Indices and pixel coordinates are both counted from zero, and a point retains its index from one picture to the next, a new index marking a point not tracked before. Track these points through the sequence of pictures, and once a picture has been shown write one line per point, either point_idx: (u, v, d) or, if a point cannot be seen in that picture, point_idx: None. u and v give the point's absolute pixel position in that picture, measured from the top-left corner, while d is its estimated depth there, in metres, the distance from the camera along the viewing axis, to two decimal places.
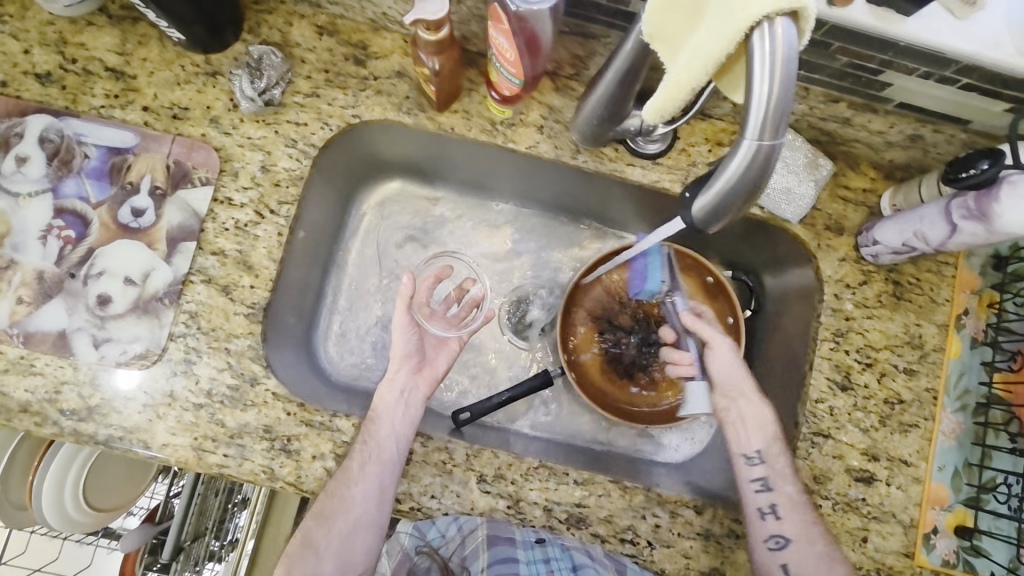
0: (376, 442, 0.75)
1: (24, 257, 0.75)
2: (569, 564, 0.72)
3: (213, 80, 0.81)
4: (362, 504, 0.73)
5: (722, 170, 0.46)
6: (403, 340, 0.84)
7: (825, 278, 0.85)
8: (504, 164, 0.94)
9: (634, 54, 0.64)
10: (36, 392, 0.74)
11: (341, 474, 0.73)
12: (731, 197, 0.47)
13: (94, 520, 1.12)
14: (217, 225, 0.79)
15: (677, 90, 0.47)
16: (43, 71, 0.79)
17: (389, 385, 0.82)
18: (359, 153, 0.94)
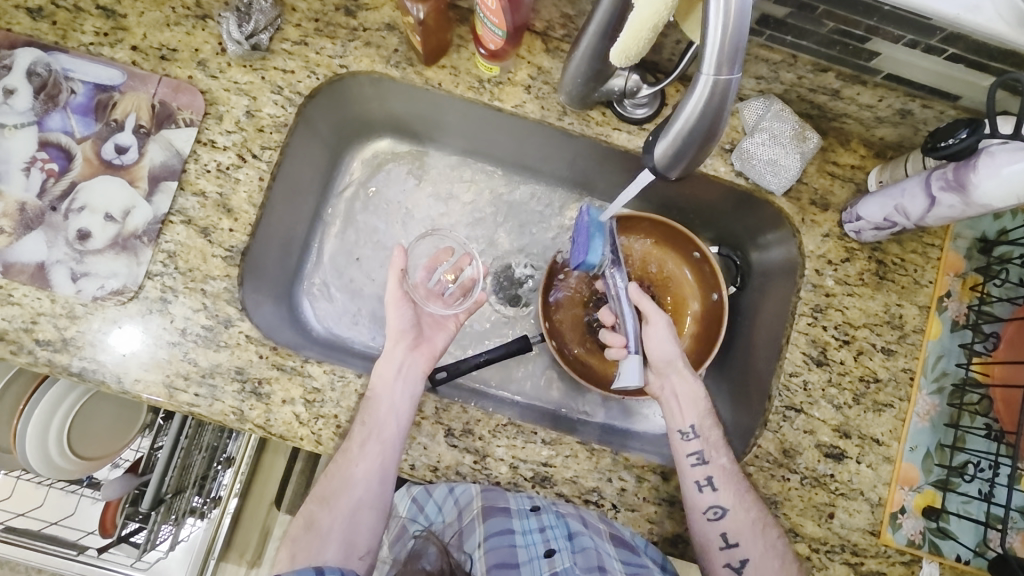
0: (374, 421, 0.74)
1: (7, 187, 0.76)
2: (564, 532, 0.75)
3: (202, 23, 0.81)
4: (364, 484, 0.74)
5: (681, 112, 0.50)
6: (398, 314, 0.86)
7: (807, 253, 0.84)
8: (494, 129, 0.94)
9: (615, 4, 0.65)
10: (13, 321, 0.74)
11: (342, 454, 0.75)
12: (688, 138, 0.51)
13: (78, 465, 1.16)
14: (199, 166, 0.79)
15: (643, 28, 0.50)
16: (35, 6, 0.80)
17: (386, 360, 0.81)
18: (351, 109, 0.94)
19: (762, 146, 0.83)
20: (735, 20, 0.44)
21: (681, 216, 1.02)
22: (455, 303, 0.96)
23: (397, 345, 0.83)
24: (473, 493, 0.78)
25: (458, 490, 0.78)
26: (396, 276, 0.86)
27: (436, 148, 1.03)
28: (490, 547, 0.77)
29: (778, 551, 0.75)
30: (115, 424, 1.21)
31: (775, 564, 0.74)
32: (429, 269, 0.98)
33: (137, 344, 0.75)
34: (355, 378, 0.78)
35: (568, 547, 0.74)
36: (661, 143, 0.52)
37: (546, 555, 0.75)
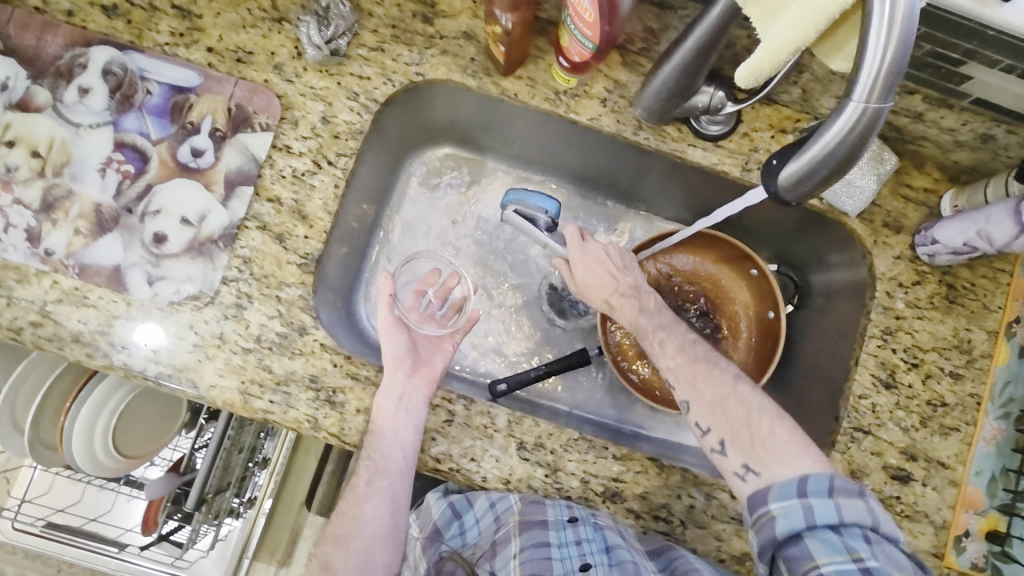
0: (380, 455, 0.74)
1: (82, 188, 0.75)
2: (602, 545, 0.75)
3: (278, 27, 0.80)
4: (375, 520, 0.78)
5: (821, 134, 0.50)
6: (392, 341, 0.81)
7: (878, 275, 0.84)
8: (557, 140, 0.94)
9: (721, 19, 0.64)
10: (88, 323, 0.74)
11: (351, 493, 0.78)
12: (828, 162, 0.51)
13: (121, 462, 1.14)
14: (274, 171, 0.78)
15: (782, 47, 0.49)
16: (110, 4, 0.79)
17: (386, 391, 0.74)
18: (417, 117, 0.94)
19: None
20: (898, 44, 0.44)
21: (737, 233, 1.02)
22: (449, 323, 0.94)
23: (396, 373, 0.76)
24: (515, 505, 0.81)
25: (497, 500, 0.84)
26: (386, 303, 0.83)
27: (490, 154, 1.03)
28: (525, 559, 0.79)
29: (749, 422, 0.69)
30: (156, 424, 1.19)
31: (768, 434, 0.68)
32: (419, 293, 0.94)
33: (159, 337, 0.74)
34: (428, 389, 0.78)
35: (605, 561, 0.75)
36: (794, 164, 0.53)
37: (583, 569, 0.76)
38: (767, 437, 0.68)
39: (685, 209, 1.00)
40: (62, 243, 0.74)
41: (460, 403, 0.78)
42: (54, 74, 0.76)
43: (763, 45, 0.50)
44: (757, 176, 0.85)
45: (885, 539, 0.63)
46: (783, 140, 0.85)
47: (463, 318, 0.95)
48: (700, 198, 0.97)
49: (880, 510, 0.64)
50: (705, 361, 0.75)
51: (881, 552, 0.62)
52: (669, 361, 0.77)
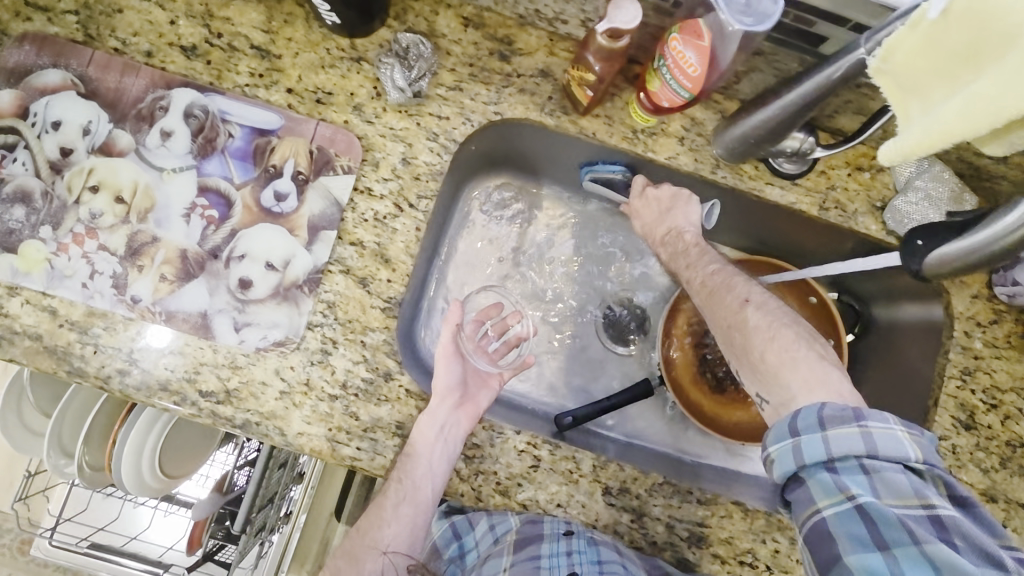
0: (411, 482, 0.74)
1: (166, 233, 0.75)
2: (594, 559, 0.74)
3: (357, 66, 0.79)
4: (394, 541, 0.78)
5: (994, 222, 0.58)
6: (446, 370, 0.81)
7: (956, 314, 0.86)
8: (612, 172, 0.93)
9: (829, 81, 0.62)
10: (175, 371, 0.74)
11: (376, 510, 0.77)
12: (986, 252, 0.58)
13: (160, 484, 1.12)
14: (356, 215, 0.78)
15: (943, 139, 0.49)
16: (189, 44, 0.78)
17: (429, 419, 0.75)
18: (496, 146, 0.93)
19: (917, 205, 0.83)
20: None
21: (790, 258, 1.01)
22: (499, 359, 0.91)
23: (442, 402, 0.76)
24: (512, 524, 0.78)
25: (495, 520, 0.79)
26: (451, 330, 0.84)
27: (552, 183, 1.02)
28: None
29: (747, 349, 0.68)
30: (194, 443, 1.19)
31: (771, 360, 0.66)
32: (479, 322, 0.92)
33: (245, 383, 0.75)
34: (513, 435, 0.80)
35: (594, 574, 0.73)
36: (952, 247, 0.61)
37: None
38: (765, 364, 0.66)
39: (744, 237, 1.01)
40: (148, 290, 0.74)
41: (546, 449, 0.80)
42: (136, 117, 0.76)
43: (917, 131, 0.51)
44: (835, 216, 0.84)
45: (883, 463, 0.58)
46: (861, 178, 0.85)
47: (518, 356, 0.94)
48: (761, 228, 0.98)
49: (878, 434, 0.58)
50: (720, 288, 0.75)
51: (877, 479, 0.57)
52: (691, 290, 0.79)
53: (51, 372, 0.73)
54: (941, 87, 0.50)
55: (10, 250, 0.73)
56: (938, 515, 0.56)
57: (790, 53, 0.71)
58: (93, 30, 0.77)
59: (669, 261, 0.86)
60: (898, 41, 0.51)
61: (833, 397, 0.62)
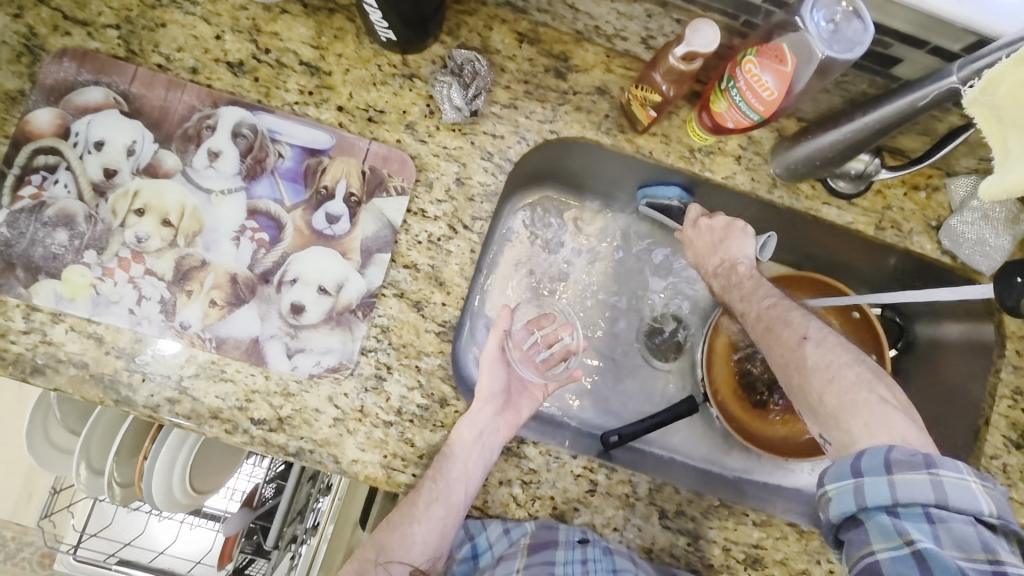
0: (445, 482, 0.71)
1: (215, 257, 0.72)
2: (608, 567, 0.71)
3: (410, 83, 0.77)
4: (420, 545, 0.72)
5: None
6: (492, 376, 0.79)
7: (1009, 334, 0.85)
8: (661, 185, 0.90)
9: (913, 108, 0.63)
10: (226, 399, 0.72)
11: (404, 509, 0.72)
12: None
13: (190, 500, 1.08)
14: (410, 237, 0.76)
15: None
16: (235, 60, 0.75)
17: (469, 422, 0.73)
18: (549, 163, 0.91)
19: (971, 225, 0.82)
20: None
21: (833, 274, 1.00)
22: (545, 370, 0.87)
23: (484, 407, 0.75)
24: (528, 530, 0.75)
25: (510, 525, 0.75)
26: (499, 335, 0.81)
27: (597, 198, 1.00)
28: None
29: (805, 388, 0.66)
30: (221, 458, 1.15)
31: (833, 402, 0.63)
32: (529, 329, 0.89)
33: (299, 409, 0.72)
34: (570, 459, 0.78)
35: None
36: None
37: None
38: (824, 405, 0.64)
39: (788, 254, 1.00)
40: (197, 315, 0.71)
41: (602, 473, 0.78)
42: (181, 137, 0.73)
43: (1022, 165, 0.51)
44: (891, 236, 0.83)
45: (951, 514, 0.56)
46: (917, 197, 0.84)
47: (564, 370, 0.89)
48: (808, 245, 0.96)
49: (950, 484, 0.56)
50: (776, 323, 0.72)
51: (942, 529, 0.56)
52: (746, 323, 0.77)
53: (97, 402, 0.70)
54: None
55: (53, 275, 0.70)
56: (1005, 572, 0.54)
57: (859, 74, 0.70)
58: (135, 45, 0.74)
59: (721, 293, 0.84)
60: (998, 76, 0.51)
61: (895, 440, 0.59)
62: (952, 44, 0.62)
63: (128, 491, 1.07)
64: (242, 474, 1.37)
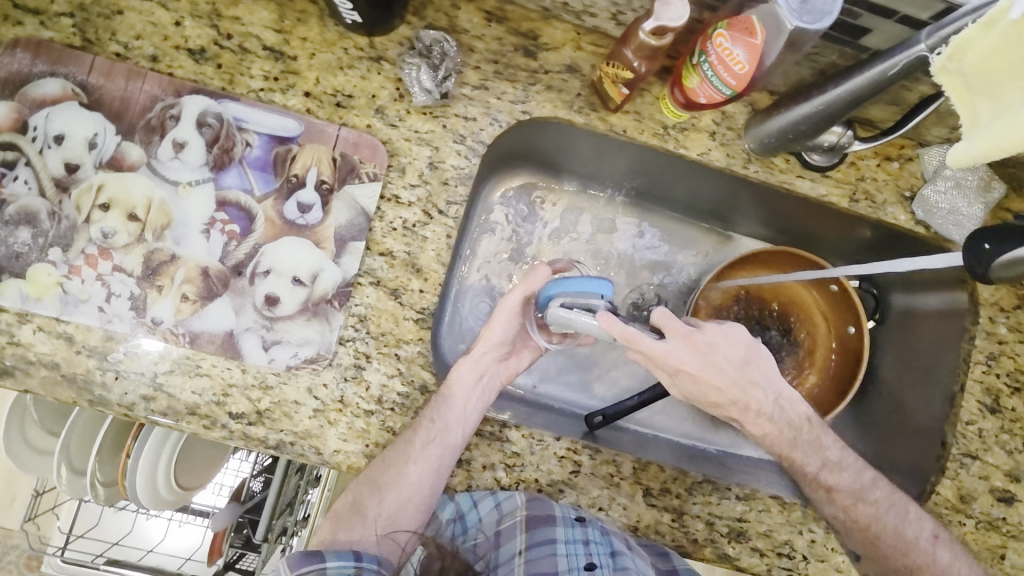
0: (443, 423, 0.73)
1: (186, 251, 0.71)
2: (608, 549, 0.75)
3: (377, 66, 0.75)
4: (416, 484, 0.73)
5: None
6: (504, 324, 0.80)
7: (981, 301, 0.86)
8: (638, 160, 0.90)
9: (883, 77, 0.63)
10: (203, 395, 0.71)
11: (399, 450, 0.72)
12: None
13: (174, 496, 1.07)
14: (384, 224, 0.75)
15: (1012, 144, 0.47)
16: (196, 47, 0.73)
17: (472, 364, 0.78)
18: (521, 143, 0.90)
19: (944, 194, 0.83)
20: None
21: (809, 247, 1.01)
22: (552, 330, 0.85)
23: (486, 352, 0.80)
24: (519, 503, 0.76)
25: (502, 497, 0.76)
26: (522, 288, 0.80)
27: (573, 178, 0.99)
28: (531, 557, 0.77)
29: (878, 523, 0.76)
30: (208, 454, 1.14)
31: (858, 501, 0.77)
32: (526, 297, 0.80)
33: (279, 402, 0.72)
34: (553, 441, 0.78)
35: (611, 564, 0.74)
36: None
37: (587, 569, 0.75)
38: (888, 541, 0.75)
39: (765, 226, 1.00)
40: (170, 311, 0.70)
41: (586, 454, 0.79)
42: (144, 128, 0.71)
43: (985, 134, 0.50)
44: (864, 207, 0.84)
45: None
46: (889, 168, 0.85)
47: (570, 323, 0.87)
48: (783, 217, 0.96)
49: None
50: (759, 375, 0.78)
51: None
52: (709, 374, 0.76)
53: (72, 403, 0.69)
54: (1013, 89, 0.48)
55: (17, 276, 0.69)
56: None
57: (829, 45, 0.70)
58: (91, 34, 0.72)
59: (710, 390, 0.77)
60: (965, 41, 0.50)
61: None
62: (920, 12, 0.62)
63: (112, 490, 1.06)
64: (229, 469, 1.37)
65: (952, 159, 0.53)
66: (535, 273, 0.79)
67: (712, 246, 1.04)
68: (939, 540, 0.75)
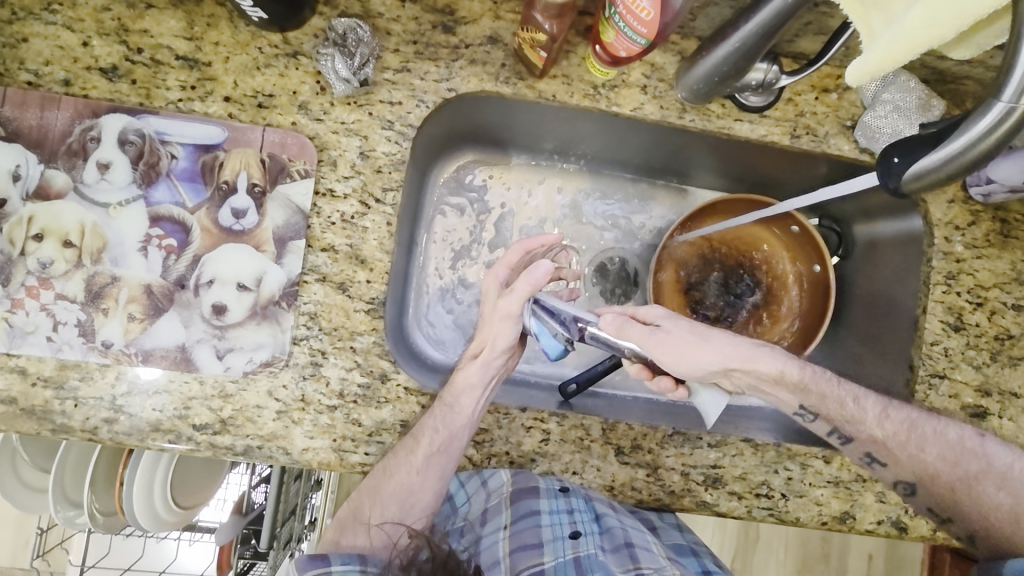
0: (448, 434, 0.73)
1: (126, 271, 0.71)
2: (591, 515, 0.79)
3: (295, 61, 0.74)
4: (421, 490, 0.75)
5: (964, 129, 0.50)
6: (506, 328, 0.78)
7: (935, 222, 0.86)
8: (587, 127, 0.89)
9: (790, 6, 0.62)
10: (164, 410, 0.71)
11: (399, 456, 0.72)
12: (965, 162, 0.51)
13: (178, 516, 1.07)
14: (323, 219, 0.75)
15: (908, 49, 0.48)
16: (108, 65, 0.72)
17: (483, 368, 0.77)
18: (460, 122, 0.89)
19: (884, 118, 0.81)
20: None
21: (764, 191, 1.00)
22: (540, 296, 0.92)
23: (498, 356, 0.79)
24: (504, 479, 0.78)
25: (487, 476, 0.79)
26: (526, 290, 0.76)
27: (522, 153, 0.98)
28: (515, 530, 0.80)
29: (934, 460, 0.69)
30: (203, 474, 1.16)
31: (845, 409, 0.71)
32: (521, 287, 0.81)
33: (240, 408, 0.72)
34: (519, 413, 0.79)
35: (595, 529, 0.79)
36: (932, 160, 0.53)
37: (572, 538, 0.79)
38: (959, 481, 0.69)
39: (720, 175, 0.99)
40: (119, 332, 0.70)
41: (554, 421, 0.79)
42: (67, 153, 0.71)
43: (879, 46, 0.50)
44: (806, 142, 0.84)
45: None
46: (827, 99, 0.83)
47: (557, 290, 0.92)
48: (734, 165, 0.95)
49: None
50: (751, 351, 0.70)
51: None
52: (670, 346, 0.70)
53: (34, 434, 0.70)
54: None
55: None
56: None
57: None
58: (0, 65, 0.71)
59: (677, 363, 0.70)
60: None
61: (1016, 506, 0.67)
62: None
63: (111, 519, 1.06)
64: (231, 483, 1.39)
65: (850, 77, 0.53)
66: (537, 267, 0.75)
67: (667, 201, 1.03)
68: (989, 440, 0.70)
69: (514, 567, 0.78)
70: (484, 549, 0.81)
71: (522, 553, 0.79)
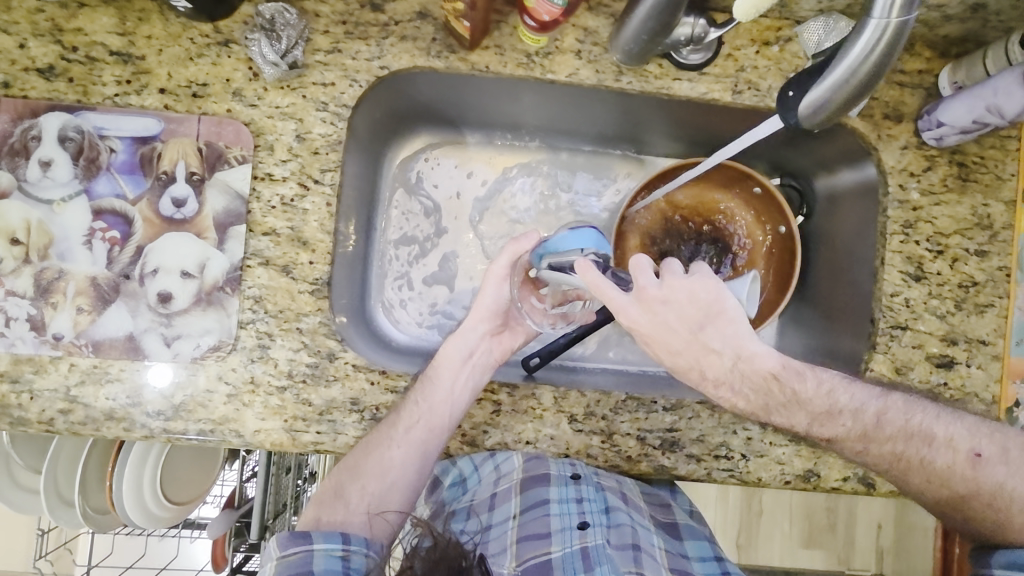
0: (429, 404, 0.74)
1: (73, 265, 0.73)
2: (602, 505, 0.79)
3: (226, 49, 0.75)
4: (400, 468, 0.74)
5: (845, 56, 0.55)
6: (493, 292, 0.81)
7: (888, 169, 0.84)
8: (549, 98, 0.89)
9: None
10: (118, 398, 0.73)
11: (376, 437, 0.73)
12: (851, 87, 0.56)
13: (172, 511, 1.09)
14: (262, 204, 0.76)
15: None
16: (45, 66, 0.74)
17: (460, 340, 0.80)
18: (403, 100, 0.88)
19: None
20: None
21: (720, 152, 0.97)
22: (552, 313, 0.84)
23: (479, 324, 0.81)
24: (517, 464, 0.79)
25: (500, 460, 0.79)
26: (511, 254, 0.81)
27: (475, 131, 0.98)
28: (525, 520, 0.81)
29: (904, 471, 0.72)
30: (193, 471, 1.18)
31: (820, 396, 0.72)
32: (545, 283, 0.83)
33: (192, 392, 0.74)
34: None
35: (603, 522, 0.79)
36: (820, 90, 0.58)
37: (580, 529, 0.78)
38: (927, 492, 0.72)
39: (677, 140, 0.97)
40: (69, 325, 0.72)
41: (505, 393, 0.79)
42: (9, 153, 0.73)
43: None
44: (749, 97, 0.82)
45: None
46: (768, 52, 0.82)
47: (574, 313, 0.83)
48: (686, 127, 0.93)
49: None
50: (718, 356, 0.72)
51: None
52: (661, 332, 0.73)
53: None
54: None
55: None
56: None
57: None
58: None
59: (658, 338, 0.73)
60: None
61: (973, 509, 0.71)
62: None
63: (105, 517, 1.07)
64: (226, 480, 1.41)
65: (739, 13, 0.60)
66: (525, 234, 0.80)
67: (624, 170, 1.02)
68: (983, 458, 0.70)
69: (519, 556, 0.79)
70: (491, 538, 0.81)
71: (528, 543, 0.79)
